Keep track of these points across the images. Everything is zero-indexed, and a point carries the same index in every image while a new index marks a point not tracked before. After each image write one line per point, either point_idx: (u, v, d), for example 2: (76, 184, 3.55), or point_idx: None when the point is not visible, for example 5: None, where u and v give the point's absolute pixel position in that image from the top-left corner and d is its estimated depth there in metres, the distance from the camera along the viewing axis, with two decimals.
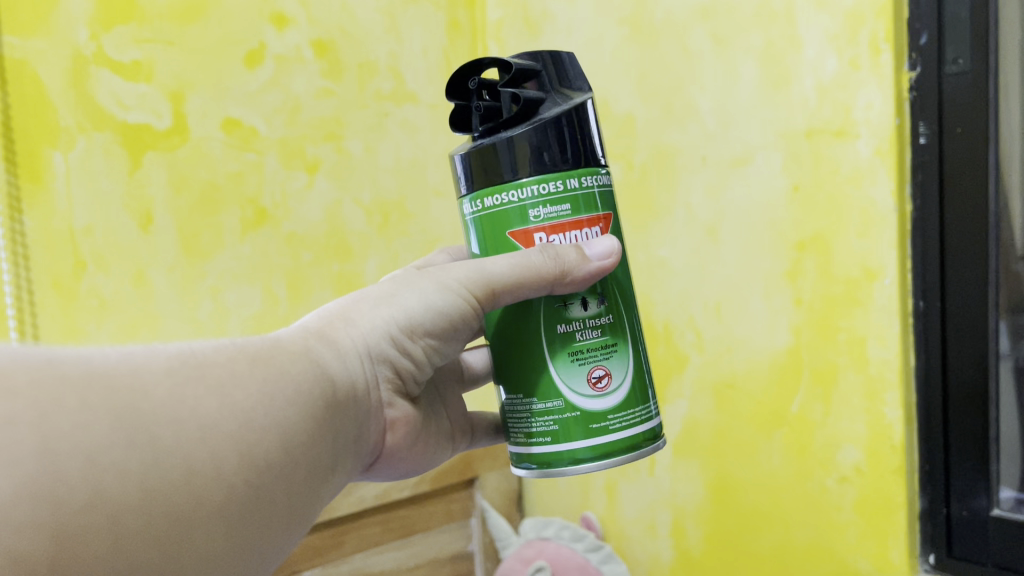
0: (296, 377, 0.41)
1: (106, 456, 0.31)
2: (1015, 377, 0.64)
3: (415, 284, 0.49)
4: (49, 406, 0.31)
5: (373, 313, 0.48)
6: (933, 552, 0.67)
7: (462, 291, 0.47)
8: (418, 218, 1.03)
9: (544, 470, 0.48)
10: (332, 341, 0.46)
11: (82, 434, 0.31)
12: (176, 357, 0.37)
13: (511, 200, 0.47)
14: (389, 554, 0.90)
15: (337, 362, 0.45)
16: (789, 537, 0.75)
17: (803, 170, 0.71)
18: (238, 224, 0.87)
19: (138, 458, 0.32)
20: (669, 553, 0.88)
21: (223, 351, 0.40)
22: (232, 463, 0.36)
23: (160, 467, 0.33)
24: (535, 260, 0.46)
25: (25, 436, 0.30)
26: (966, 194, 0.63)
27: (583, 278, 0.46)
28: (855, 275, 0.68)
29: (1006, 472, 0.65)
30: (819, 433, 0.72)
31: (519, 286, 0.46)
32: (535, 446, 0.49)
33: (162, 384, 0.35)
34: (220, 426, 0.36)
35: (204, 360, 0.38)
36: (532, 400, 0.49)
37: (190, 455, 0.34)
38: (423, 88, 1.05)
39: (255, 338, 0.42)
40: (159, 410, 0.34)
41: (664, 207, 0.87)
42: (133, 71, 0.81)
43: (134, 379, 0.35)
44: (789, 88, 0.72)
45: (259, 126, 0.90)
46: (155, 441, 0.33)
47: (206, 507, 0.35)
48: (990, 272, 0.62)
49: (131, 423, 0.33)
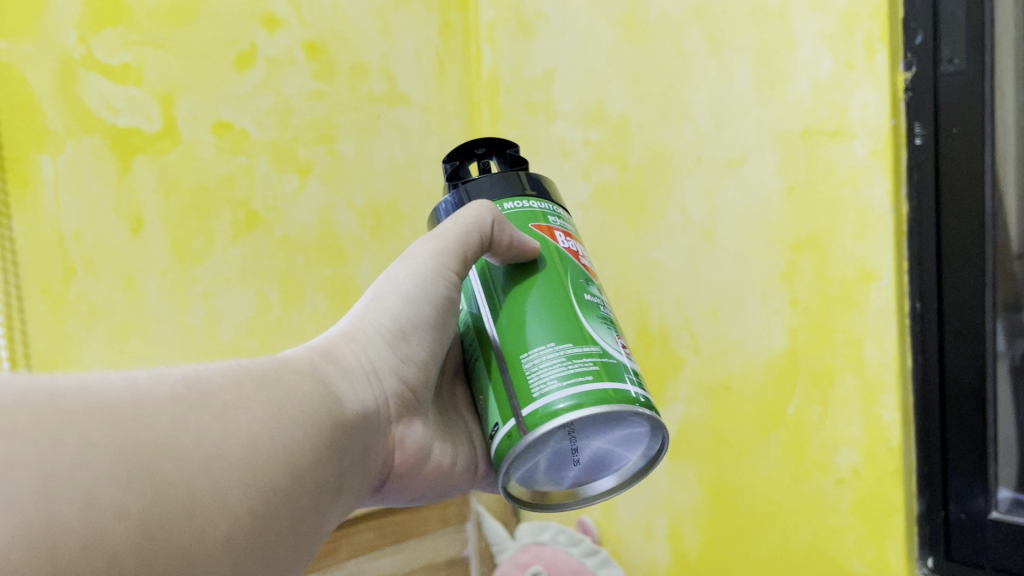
0: (301, 399, 0.41)
1: (109, 495, 0.29)
2: (1011, 376, 0.63)
3: (383, 282, 0.50)
4: (50, 443, 0.29)
5: (364, 323, 0.48)
6: (932, 556, 0.66)
7: (432, 269, 0.48)
8: (411, 220, 1.03)
9: (590, 405, 0.40)
10: (333, 359, 0.45)
11: (81, 473, 0.29)
12: (181, 384, 0.36)
13: (532, 207, 0.49)
14: (383, 560, 0.89)
15: (341, 379, 0.45)
16: (786, 541, 0.75)
17: (799, 170, 0.71)
18: (230, 227, 0.87)
19: (141, 494, 0.30)
20: (666, 557, 0.88)
21: (229, 375, 0.39)
22: (237, 493, 0.35)
23: (164, 502, 0.31)
24: (468, 214, 0.47)
25: (23, 476, 0.28)
26: (963, 194, 0.62)
27: (522, 233, 0.47)
28: (851, 277, 0.67)
29: (1003, 472, 0.64)
30: (817, 435, 0.72)
31: (468, 242, 0.46)
32: (570, 387, 0.41)
33: (166, 414, 0.34)
34: (225, 454, 0.35)
35: (210, 386, 0.37)
36: (564, 343, 0.43)
37: (194, 484, 0.33)
38: (416, 89, 1.05)
39: (259, 360, 0.42)
40: (163, 441, 0.33)
41: (658, 209, 0.86)
42: (123, 74, 0.80)
43: (138, 410, 0.33)
44: (784, 88, 0.71)
45: (250, 129, 0.89)
46: (158, 477, 0.31)
47: (211, 540, 0.33)
48: (989, 272, 0.62)
49: (133, 457, 0.31)
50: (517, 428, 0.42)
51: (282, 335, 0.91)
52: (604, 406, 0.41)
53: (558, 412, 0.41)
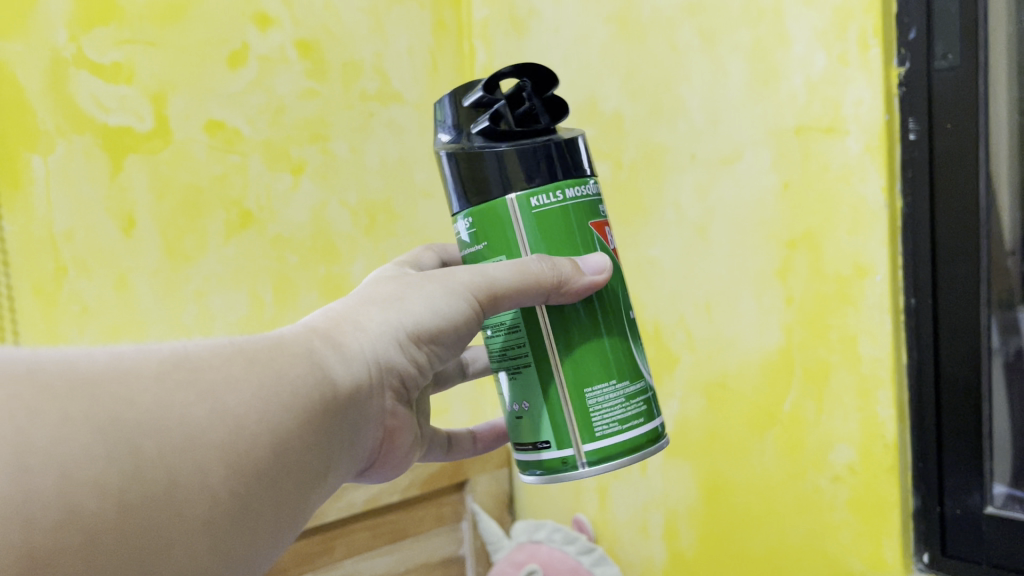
0: (294, 381, 0.39)
1: (85, 470, 0.30)
2: (1006, 373, 0.63)
3: (421, 288, 0.48)
4: (29, 417, 0.30)
5: (376, 313, 0.46)
6: (927, 551, 0.66)
7: (466, 293, 0.47)
8: (405, 219, 1.02)
9: (641, 452, 0.49)
10: (334, 340, 0.44)
11: (60, 448, 0.30)
12: (169, 361, 0.36)
13: (586, 194, 0.49)
14: (382, 559, 0.89)
15: (341, 365, 0.43)
16: (782, 538, 0.75)
17: (793, 167, 0.71)
18: (223, 227, 0.86)
19: (119, 472, 0.31)
20: (662, 556, 0.87)
21: (219, 353, 0.38)
22: (219, 472, 0.35)
23: (142, 479, 0.31)
24: (533, 266, 0.46)
25: (2, 449, 0.28)
26: (957, 191, 0.62)
27: (577, 290, 0.47)
28: (846, 273, 0.67)
29: (998, 468, 0.64)
30: (813, 433, 0.72)
31: (519, 292, 0.46)
32: (628, 431, 0.48)
33: (150, 393, 0.34)
34: (208, 436, 0.35)
35: (198, 364, 0.37)
36: (623, 383, 0.49)
37: (175, 466, 0.33)
38: (409, 87, 1.04)
39: (255, 338, 0.41)
40: (144, 418, 0.33)
41: (652, 206, 0.86)
42: (114, 73, 0.80)
43: (121, 386, 0.33)
44: (777, 84, 0.71)
45: (243, 128, 0.88)
46: (137, 454, 0.32)
47: (189, 519, 0.33)
48: (983, 268, 0.62)
49: (114, 435, 0.31)
50: (573, 457, 0.48)
51: None
52: (642, 454, 0.49)
53: (611, 457, 0.48)
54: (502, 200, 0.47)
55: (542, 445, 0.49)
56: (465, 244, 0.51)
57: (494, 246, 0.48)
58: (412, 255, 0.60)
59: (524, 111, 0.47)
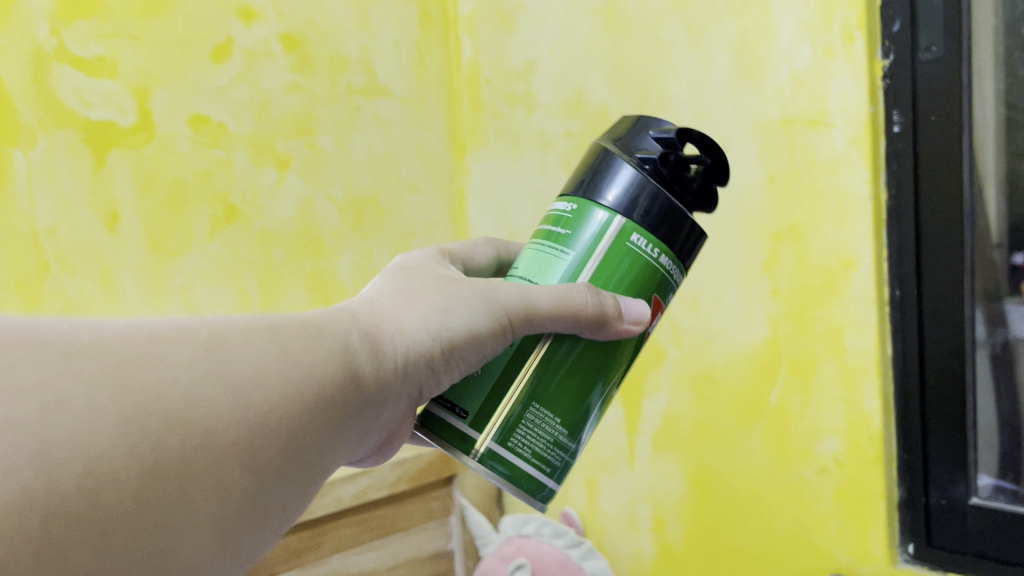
0: (321, 380, 0.38)
1: (107, 464, 0.29)
2: (992, 365, 0.63)
3: (460, 294, 0.44)
4: (58, 405, 0.28)
5: (409, 310, 0.44)
6: (912, 542, 0.67)
7: (505, 314, 0.44)
8: (392, 213, 1.02)
9: (524, 493, 0.46)
10: (367, 336, 0.41)
11: (83, 440, 0.28)
12: (207, 345, 0.34)
13: (669, 271, 0.47)
14: (369, 555, 0.88)
15: (370, 368, 0.41)
16: (768, 529, 0.75)
17: (779, 159, 0.71)
18: (208, 222, 0.86)
19: (138, 465, 0.30)
20: (651, 549, 0.87)
21: (254, 343, 0.36)
22: (229, 476, 0.34)
23: (154, 482, 0.30)
24: (580, 299, 0.44)
25: (24, 439, 0.27)
26: (941, 183, 0.62)
27: (613, 331, 0.45)
28: (833, 265, 0.67)
29: (984, 459, 0.65)
30: (799, 424, 0.72)
31: (555, 320, 0.44)
32: (533, 468, 0.46)
33: (178, 383, 0.32)
34: (230, 432, 0.33)
35: (231, 353, 0.35)
36: (563, 429, 0.46)
37: (192, 463, 0.32)
38: (395, 81, 1.03)
39: (292, 326, 0.39)
40: (175, 410, 0.31)
41: None
42: (96, 67, 0.79)
43: (151, 373, 0.32)
44: (763, 76, 0.71)
45: (228, 122, 0.88)
46: (159, 453, 0.30)
47: (200, 514, 0.33)
48: (967, 260, 0.62)
49: (139, 425, 0.30)
50: (474, 439, 0.46)
51: None
52: (521, 494, 0.46)
53: (499, 469, 0.45)
54: (610, 212, 0.46)
55: (460, 411, 0.47)
56: (547, 225, 0.49)
57: (569, 240, 0.47)
58: (466, 243, 0.57)
59: (686, 175, 0.46)
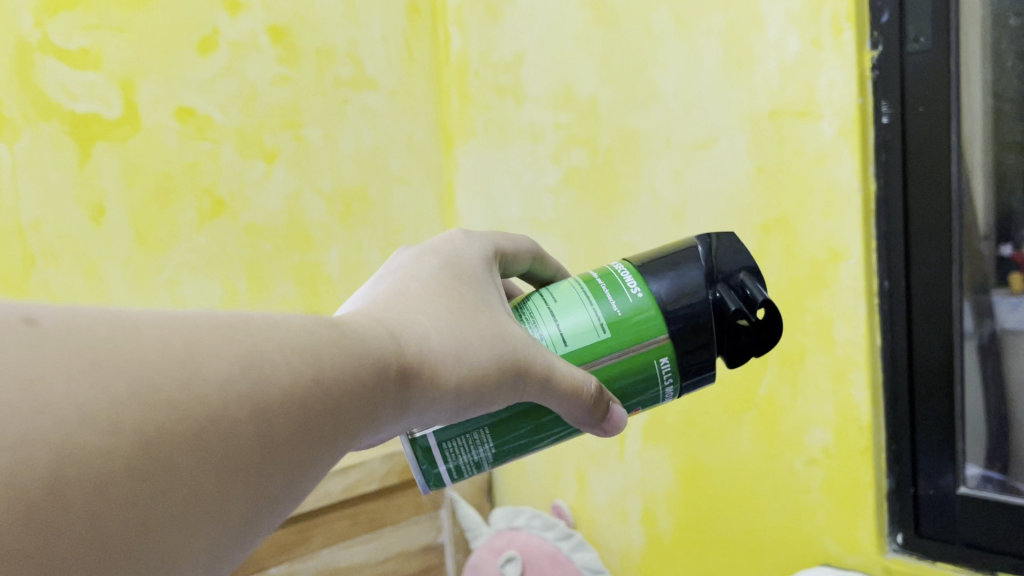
0: (348, 411, 0.35)
1: (116, 490, 0.26)
2: (979, 355, 0.63)
3: (489, 329, 0.42)
4: (57, 393, 0.26)
5: (442, 325, 0.41)
6: (901, 532, 0.67)
7: (526, 371, 0.43)
8: (381, 206, 1.01)
9: (416, 467, 0.48)
10: (403, 349, 0.38)
11: (97, 460, 0.25)
12: (233, 341, 0.31)
13: (663, 385, 0.49)
14: (357, 548, 0.87)
15: (399, 397, 0.38)
16: (758, 520, 0.75)
17: (768, 151, 0.71)
18: (195, 215, 0.85)
19: (148, 494, 0.27)
20: (640, 541, 0.87)
21: (294, 362, 0.33)
22: (229, 495, 0.30)
23: (166, 492, 0.27)
24: (585, 388, 0.44)
25: (41, 449, 0.24)
26: (929, 174, 0.62)
27: (598, 424, 0.46)
28: (821, 257, 0.68)
29: (972, 449, 0.65)
30: (788, 416, 0.72)
31: (558, 397, 0.44)
32: (441, 458, 0.48)
33: (209, 403, 0.29)
34: (244, 464, 0.30)
35: (270, 371, 0.32)
36: (489, 449, 0.48)
37: (201, 498, 0.29)
38: (384, 73, 1.02)
39: (333, 330, 0.36)
40: (187, 411, 0.28)
41: (628, 191, 0.85)
42: (81, 59, 0.78)
43: (184, 388, 0.28)
44: (752, 69, 0.71)
45: (215, 115, 0.87)
46: (162, 457, 0.27)
47: (196, 555, 0.29)
48: (955, 251, 0.62)
49: (158, 448, 0.27)
50: None
51: None
52: (412, 464, 0.48)
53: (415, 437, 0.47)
54: (649, 295, 0.49)
55: None
56: (600, 277, 0.51)
57: (604, 302, 0.49)
58: (514, 241, 0.54)
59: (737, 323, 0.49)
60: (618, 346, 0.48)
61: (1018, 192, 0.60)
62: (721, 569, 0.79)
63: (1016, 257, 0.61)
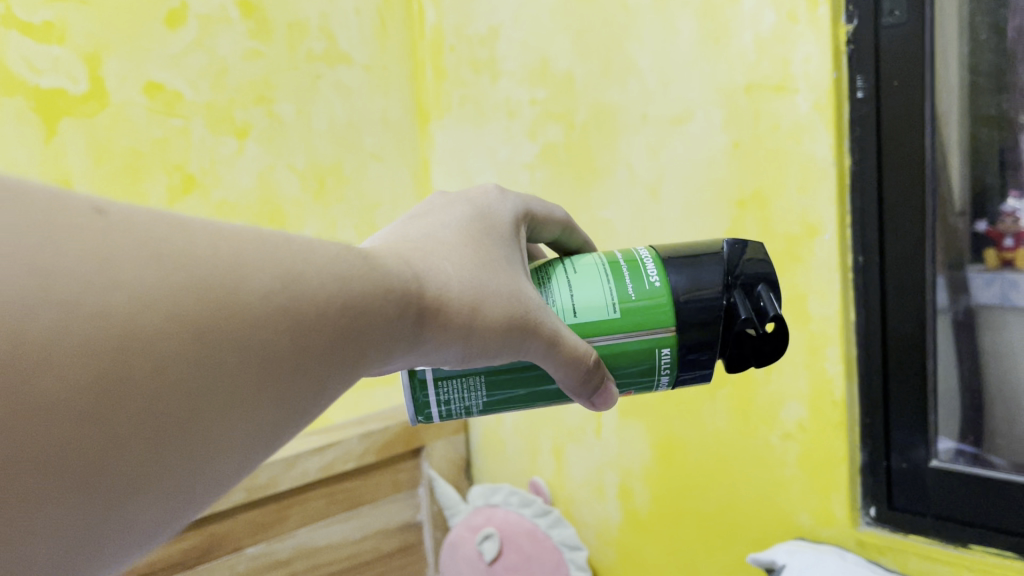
0: (362, 342, 0.34)
1: (128, 375, 0.26)
2: (954, 330, 0.64)
3: (513, 281, 0.41)
4: (87, 266, 0.25)
5: (463, 270, 0.39)
6: (874, 505, 0.68)
7: (541, 331, 0.41)
8: (355, 183, 1.00)
9: (409, 403, 0.47)
10: (420, 284, 0.36)
11: (120, 341, 0.26)
12: (259, 252, 0.30)
13: (658, 374, 0.48)
14: (335, 527, 0.87)
15: (414, 330, 0.36)
16: (733, 494, 0.76)
17: (743, 126, 0.70)
18: (165, 192, 0.84)
19: (158, 387, 0.27)
20: (618, 516, 0.87)
21: (328, 281, 0.32)
22: (241, 398, 0.30)
23: (176, 388, 0.27)
24: (585, 357, 0.43)
25: (75, 316, 0.25)
26: (903, 149, 0.62)
27: (590, 394, 0.45)
28: (796, 232, 0.68)
29: (945, 423, 0.66)
30: (762, 390, 0.73)
31: (559, 365, 0.42)
32: (436, 399, 0.46)
33: (234, 307, 0.29)
34: (256, 377, 0.30)
35: (304, 288, 0.31)
36: (484, 397, 0.47)
37: (205, 406, 0.28)
38: (357, 48, 1.01)
39: (362, 257, 0.34)
40: (199, 310, 0.28)
41: (604, 166, 0.85)
42: (45, 33, 0.76)
43: (221, 289, 0.28)
44: (727, 43, 0.71)
45: (184, 91, 0.85)
46: (180, 347, 0.27)
47: (189, 461, 0.28)
48: (928, 225, 0.62)
49: (181, 344, 0.27)
50: None
51: None
52: (405, 399, 0.47)
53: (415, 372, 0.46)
54: (661, 286, 0.47)
55: None
56: (624, 258, 0.50)
57: (622, 282, 0.48)
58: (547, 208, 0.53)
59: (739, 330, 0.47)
60: (626, 328, 0.47)
61: (992, 166, 0.61)
62: (698, 543, 0.80)
63: (989, 232, 0.62)
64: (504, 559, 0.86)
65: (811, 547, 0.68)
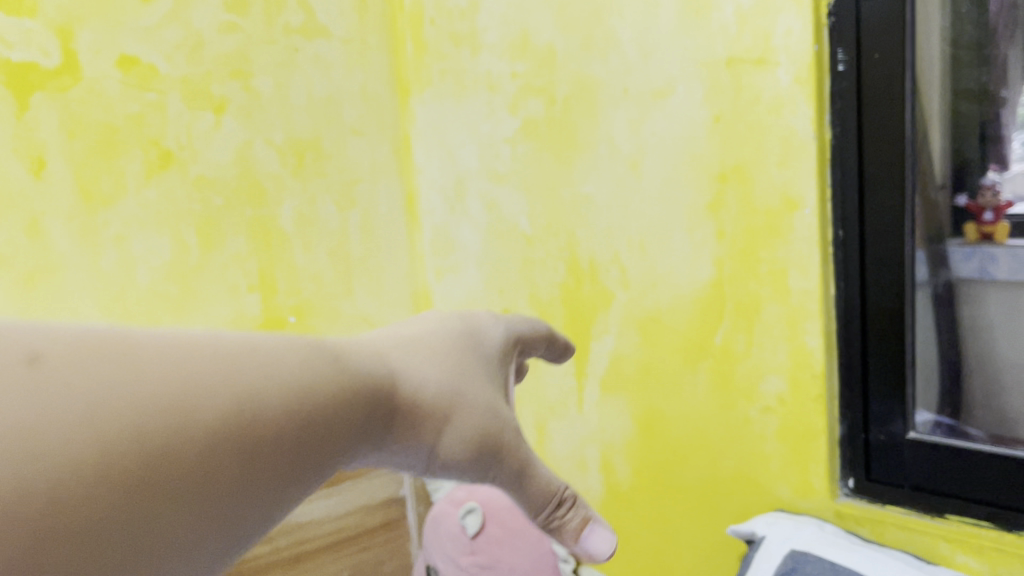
0: (330, 451, 0.32)
1: (105, 497, 0.23)
2: (933, 303, 0.65)
3: (478, 387, 0.39)
4: (37, 387, 0.23)
5: (432, 377, 0.38)
6: (852, 477, 0.69)
7: (506, 444, 0.39)
8: (335, 158, 1.00)
9: None
10: (385, 386, 0.35)
11: (97, 462, 0.23)
12: (229, 358, 0.28)
13: None
14: (318, 503, 0.87)
15: (374, 428, 0.35)
16: (714, 467, 0.77)
17: (724, 100, 0.70)
18: (142, 167, 0.83)
19: (132, 515, 0.23)
20: (599, 488, 0.89)
21: (302, 380, 0.30)
22: (207, 525, 0.26)
23: (152, 515, 0.24)
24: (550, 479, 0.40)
25: (45, 438, 0.22)
26: (884, 122, 0.62)
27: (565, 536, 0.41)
28: (775, 206, 0.68)
29: (925, 395, 0.67)
30: (742, 364, 0.73)
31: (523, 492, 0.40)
32: None
33: (213, 413, 0.26)
34: (228, 505, 0.27)
35: (274, 393, 0.29)
36: None
37: (172, 539, 0.25)
38: (335, 22, 0.99)
39: (324, 361, 0.32)
40: (178, 424, 0.25)
41: (585, 140, 0.84)
42: (18, 5, 0.75)
43: (194, 398, 0.26)
44: (709, 15, 0.70)
45: (159, 65, 0.84)
46: (145, 461, 0.24)
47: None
48: (908, 199, 0.62)
49: (159, 465, 0.24)
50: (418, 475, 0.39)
51: (204, 276, 0.88)
52: None
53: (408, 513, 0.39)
54: None
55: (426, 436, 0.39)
56: None
57: None
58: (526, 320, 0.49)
59: None
60: None
61: (973, 140, 0.63)
62: (679, 515, 0.81)
63: (970, 206, 0.63)
64: (486, 533, 0.85)
65: (789, 518, 0.70)
